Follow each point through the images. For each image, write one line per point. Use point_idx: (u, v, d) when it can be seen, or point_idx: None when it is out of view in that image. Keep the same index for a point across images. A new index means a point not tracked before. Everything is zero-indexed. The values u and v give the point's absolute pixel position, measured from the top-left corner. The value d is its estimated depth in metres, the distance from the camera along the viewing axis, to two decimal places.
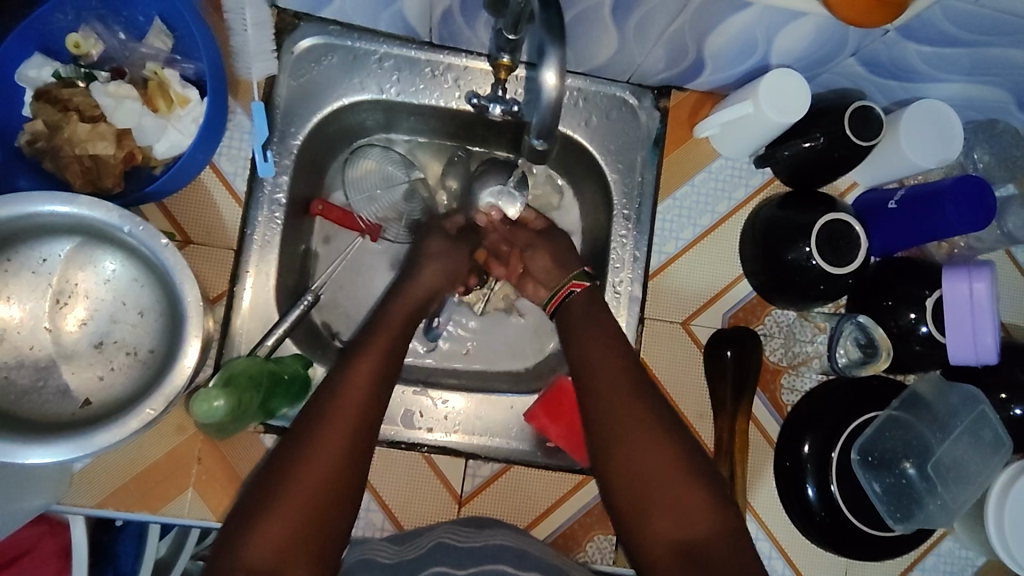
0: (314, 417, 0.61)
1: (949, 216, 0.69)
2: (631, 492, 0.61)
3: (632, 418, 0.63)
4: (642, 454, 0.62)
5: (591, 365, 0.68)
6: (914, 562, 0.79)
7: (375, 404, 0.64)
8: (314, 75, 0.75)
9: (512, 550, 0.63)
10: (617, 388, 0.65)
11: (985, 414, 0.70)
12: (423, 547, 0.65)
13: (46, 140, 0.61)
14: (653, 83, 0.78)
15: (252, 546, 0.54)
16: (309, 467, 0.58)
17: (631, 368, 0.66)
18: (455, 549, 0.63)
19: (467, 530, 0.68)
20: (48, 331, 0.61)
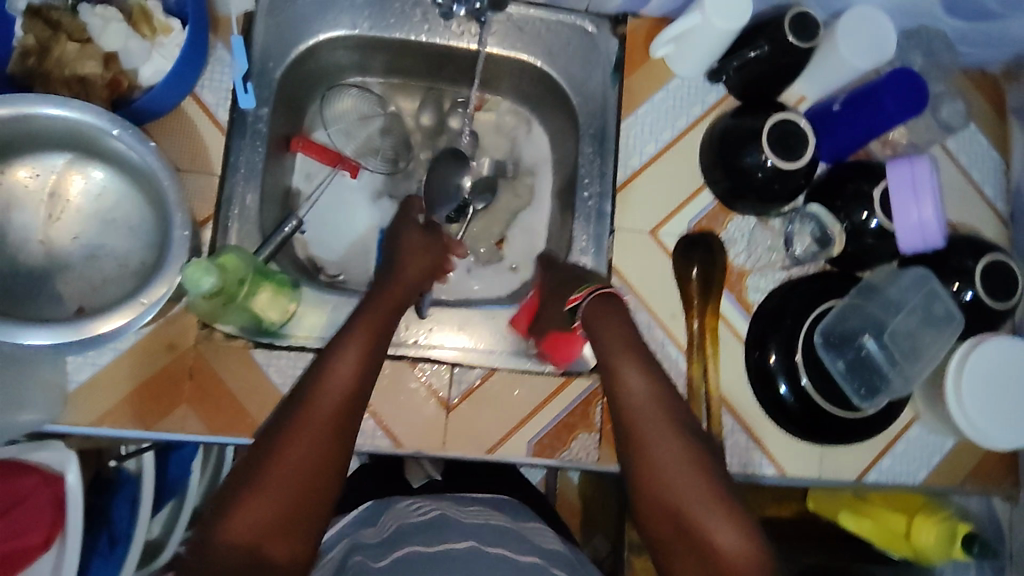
0: (306, 400, 0.60)
1: (888, 109, 0.74)
2: (659, 511, 0.59)
3: (659, 434, 0.61)
4: (671, 475, 0.59)
5: (619, 376, 0.65)
6: (884, 449, 0.83)
7: (364, 388, 0.62)
8: (289, 13, 0.78)
9: (509, 531, 0.68)
10: (642, 400, 0.63)
11: (935, 289, 0.74)
12: (426, 517, 0.70)
13: (36, 56, 0.65)
14: (610, 10, 0.83)
15: (229, 532, 0.52)
16: (304, 446, 0.57)
17: (660, 380, 0.65)
18: (460, 525, 0.68)
19: (462, 508, 0.73)
20: (41, 243, 0.64)
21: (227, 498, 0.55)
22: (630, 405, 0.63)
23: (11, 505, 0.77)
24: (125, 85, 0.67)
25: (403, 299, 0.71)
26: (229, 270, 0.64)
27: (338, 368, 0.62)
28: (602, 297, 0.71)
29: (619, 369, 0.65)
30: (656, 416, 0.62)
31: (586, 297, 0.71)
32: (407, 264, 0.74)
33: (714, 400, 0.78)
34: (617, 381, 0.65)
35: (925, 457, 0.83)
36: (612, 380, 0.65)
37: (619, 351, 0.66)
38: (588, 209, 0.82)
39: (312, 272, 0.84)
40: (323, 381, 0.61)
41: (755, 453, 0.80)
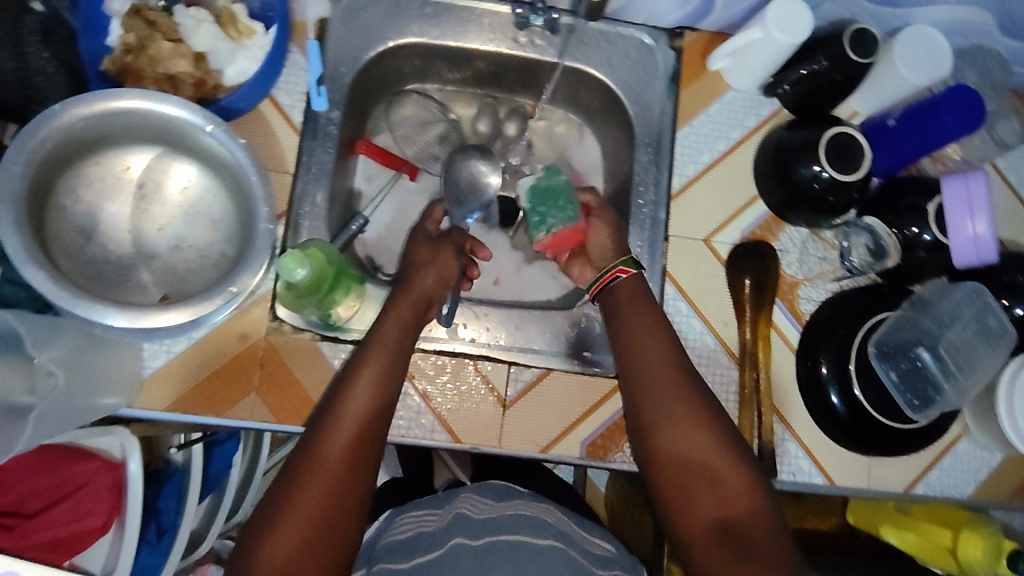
0: (322, 430, 0.63)
1: (946, 124, 0.75)
2: (680, 470, 0.63)
3: (680, 395, 0.65)
4: (691, 432, 0.64)
5: (640, 349, 0.68)
6: (932, 462, 0.83)
7: (379, 418, 0.65)
8: (361, 21, 0.81)
9: (527, 519, 0.68)
10: (661, 369, 0.67)
11: (989, 304, 0.75)
12: (444, 520, 0.70)
13: (134, 53, 0.67)
14: (669, 24, 0.86)
15: (262, 558, 0.57)
16: (325, 472, 0.61)
17: (677, 350, 0.69)
18: (474, 521, 0.68)
19: (487, 500, 0.72)
20: (129, 234, 0.66)
21: (259, 526, 0.59)
22: (650, 369, 0.67)
23: (69, 492, 0.80)
24: (211, 85, 0.70)
25: (410, 318, 0.71)
26: (315, 259, 0.65)
27: (351, 401, 0.65)
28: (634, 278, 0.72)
29: (642, 341, 0.69)
30: (679, 379, 0.66)
31: (619, 276, 0.72)
32: (426, 277, 0.73)
33: (765, 407, 0.79)
34: (636, 351, 0.69)
35: (972, 471, 0.83)
36: (629, 349, 0.69)
37: (640, 324, 0.70)
38: (643, 217, 0.84)
39: (371, 271, 0.87)
40: (337, 412, 0.64)
41: (804, 461, 0.81)
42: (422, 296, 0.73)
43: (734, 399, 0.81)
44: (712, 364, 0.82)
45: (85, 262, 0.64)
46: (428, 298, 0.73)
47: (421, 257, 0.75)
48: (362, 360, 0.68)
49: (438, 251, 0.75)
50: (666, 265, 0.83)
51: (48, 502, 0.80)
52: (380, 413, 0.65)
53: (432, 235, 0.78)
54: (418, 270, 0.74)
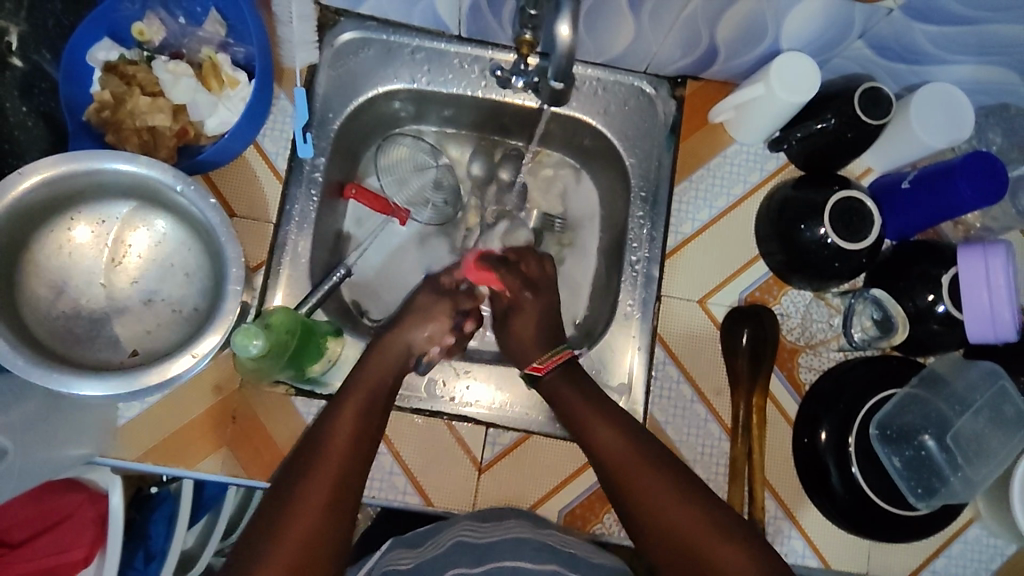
0: (309, 462, 0.59)
1: (962, 193, 0.69)
2: (670, 545, 0.58)
3: (640, 470, 0.62)
4: (665, 506, 0.59)
5: (590, 430, 0.66)
6: (939, 549, 0.77)
7: (360, 454, 0.61)
8: (351, 66, 0.80)
9: (530, 543, 0.64)
10: (617, 452, 0.64)
11: (1005, 389, 0.69)
12: (441, 547, 0.64)
13: (111, 108, 0.67)
14: (669, 73, 0.82)
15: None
16: (311, 507, 0.56)
17: (628, 428, 0.65)
18: (474, 546, 0.63)
19: (484, 523, 0.68)
20: (102, 287, 0.66)
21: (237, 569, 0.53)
22: (606, 450, 0.64)
23: (57, 520, 0.78)
24: (193, 134, 0.70)
25: (391, 366, 0.69)
26: (276, 326, 0.64)
27: (334, 434, 0.61)
28: (566, 365, 0.72)
29: (589, 427, 0.66)
30: (634, 456, 0.63)
31: (560, 362, 0.72)
32: (418, 327, 0.71)
33: (756, 482, 0.75)
34: (586, 436, 0.66)
35: (983, 561, 0.77)
36: (583, 436, 0.67)
37: (587, 410, 0.67)
38: (636, 274, 0.80)
39: (356, 316, 0.85)
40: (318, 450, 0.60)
41: (798, 542, 0.76)
42: (407, 344, 0.70)
43: (725, 470, 0.77)
44: (702, 434, 0.78)
45: (55, 320, 0.64)
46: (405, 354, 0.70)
47: (419, 307, 0.73)
48: (339, 408, 0.64)
49: (436, 303, 0.74)
50: (657, 326, 0.79)
51: (37, 530, 0.79)
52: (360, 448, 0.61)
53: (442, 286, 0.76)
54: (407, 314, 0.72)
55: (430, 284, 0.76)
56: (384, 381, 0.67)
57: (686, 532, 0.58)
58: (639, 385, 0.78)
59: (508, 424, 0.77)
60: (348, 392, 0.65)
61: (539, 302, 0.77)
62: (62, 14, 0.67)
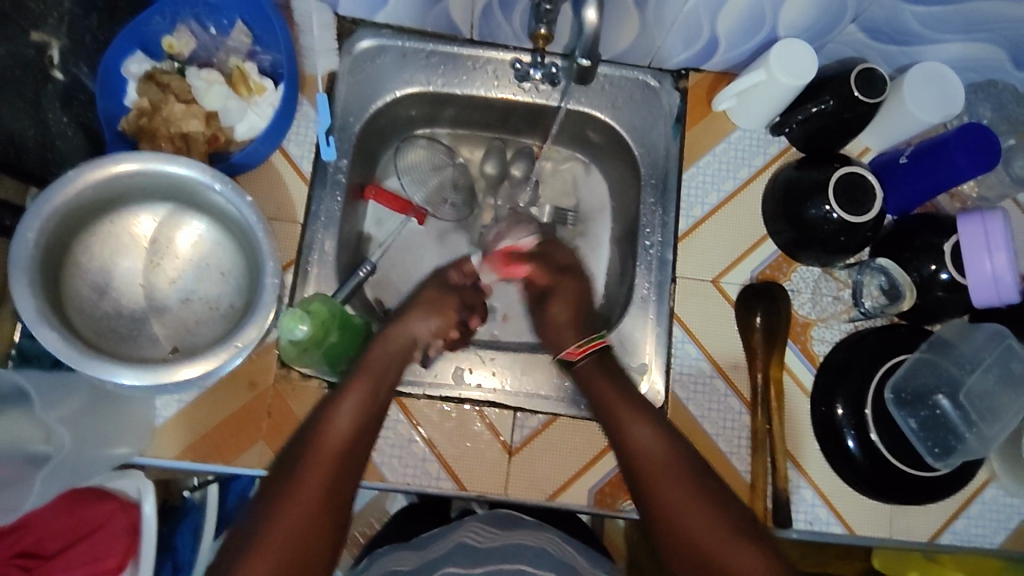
0: (306, 451, 0.61)
1: (958, 163, 0.73)
2: (683, 548, 0.59)
3: (665, 469, 0.62)
4: (683, 510, 0.60)
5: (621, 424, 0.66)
6: (959, 510, 0.79)
7: (359, 446, 0.63)
8: (369, 72, 0.83)
9: (531, 549, 0.67)
10: (649, 452, 0.64)
11: (1012, 347, 0.73)
12: (445, 547, 0.68)
13: (148, 116, 0.71)
14: (672, 66, 0.86)
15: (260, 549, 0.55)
16: (301, 503, 0.58)
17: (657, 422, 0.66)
18: (475, 550, 0.66)
19: (489, 530, 0.71)
20: (143, 287, 0.69)
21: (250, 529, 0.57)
22: (635, 447, 0.64)
23: (87, 532, 0.77)
24: (223, 141, 0.73)
25: (397, 357, 0.71)
26: (318, 314, 0.67)
27: (335, 420, 0.63)
28: (600, 353, 0.73)
29: (620, 419, 0.67)
30: (660, 452, 0.63)
31: (593, 350, 0.73)
32: (424, 319, 0.74)
33: (778, 453, 0.77)
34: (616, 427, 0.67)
35: (1001, 521, 0.80)
36: (612, 424, 0.67)
37: (621, 406, 0.67)
38: (650, 258, 0.84)
39: (379, 313, 0.87)
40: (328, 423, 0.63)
41: (821, 509, 0.78)
42: (413, 336, 0.73)
43: (746, 443, 0.79)
44: (722, 408, 0.80)
45: (99, 318, 0.66)
46: (409, 343, 0.72)
47: (427, 302, 0.76)
48: (344, 389, 0.65)
49: (444, 299, 0.77)
50: (673, 307, 0.82)
51: (63, 544, 0.77)
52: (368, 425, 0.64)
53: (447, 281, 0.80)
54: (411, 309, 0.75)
55: (437, 279, 0.80)
56: (387, 373, 0.69)
57: (699, 537, 0.59)
58: (658, 367, 0.81)
59: (534, 408, 0.79)
60: (352, 380, 0.66)
61: (562, 305, 0.79)
62: (97, 29, 0.70)
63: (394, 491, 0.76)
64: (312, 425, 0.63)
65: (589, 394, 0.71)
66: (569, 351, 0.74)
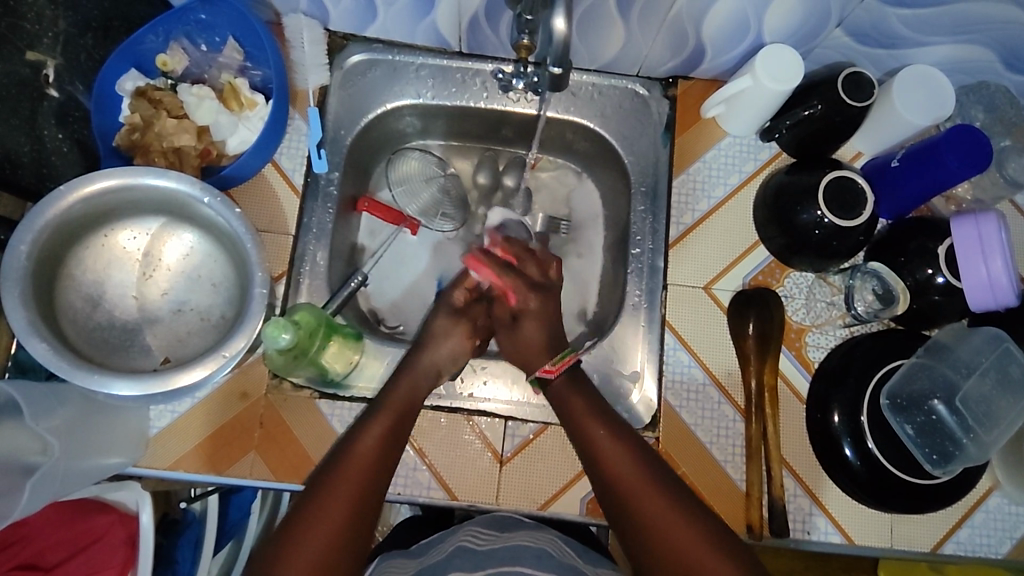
0: (333, 473, 0.62)
1: (950, 166, 0.72)
2: (665, 561, 0.58)
3: (639, 485, 0.62)
4: (664, 521, 0.59)
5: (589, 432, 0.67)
6: (961, 519, 0.77)
7: (379, 475, 0.63)
8: (359, 86, 0.85)
9: (531, 550, 0.66)
10: (625, 471, 0.64)
11: (1009, 351, 0.71)
12: (445, 551, 0.68)
13: (141, 131, 0.73)
14: (660, 74, 0.86)
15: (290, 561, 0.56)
16: (325, 525, 0.58)
17: (631, 441, 0.66)
18: (475, 553, 0.66)
19: (489, 533, 0.70)
20: (135, 299, 0.70)
21: (275, 542, 0.58)
22: (611, 463, 0.65)
23: (86, 544, 0.77)
24: (215, 154, 0.75)
25: (424, 380, 0.73)
26: (305, 324, 0.69)
27: (361, 442, 0.65)
28: (571, 370, 0.73)
29: (590, 433, 0.67)
30: (633, 466, 0.64)
31: (567, 367, 0.73)
32: (437, 347, 0.76)
33: (774, 460, 0.76)
34: (587, 443, 0.67)
35: (1007, 529, 0.77)
36: (581, 441, 0.68)
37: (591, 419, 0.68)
38: (641, 266, 0.83)
39: (373, 324, 0.88)
40: (353, 444, 0.65)
41: (820, 519, 0.77)
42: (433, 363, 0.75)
43: (741, 451, 0.78)
44: (716, 416, 0.79)
45: (92, 331, 0.68)
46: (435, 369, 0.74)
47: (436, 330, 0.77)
48: (374, 415, 0.68)
49: (455, 326, 0.78)
50: (665, 314, 0.82)
51: (64, 555, 0.77)
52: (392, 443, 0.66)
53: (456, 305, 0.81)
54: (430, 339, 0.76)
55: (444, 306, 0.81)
56: (411, 403, 0.71)
57: (676, 543, 0.58)
58: (651, 373, 0.80)
59: (525, 416, 0.79)
60: (379, 408, 0.69)
61: (532, 325, 0.77)
62: (92, 49, 0.72)
63: (387, 501, 0.76)
64: (343, 444, 0.65)
65: (562, 414, 0.71)
66: (544, 370, 0.74)
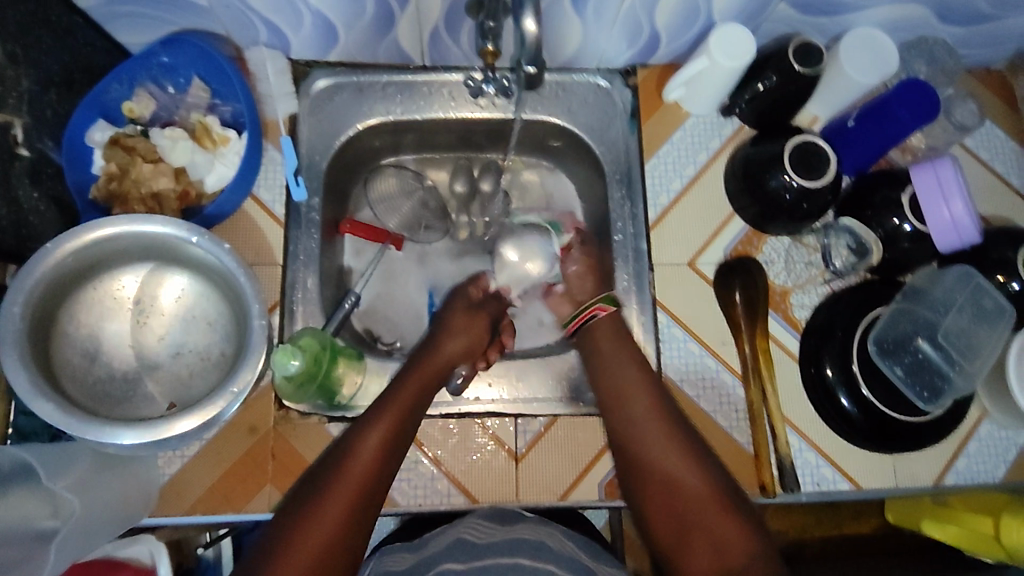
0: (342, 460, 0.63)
1: (903, 119, 0.77)
2: (672, 506, 0.63)
3: (663, 440, 0.67)
4: (678, 473, 0.64)
5: (625, 388, 0.72)
6: (958, 450, 0.81)
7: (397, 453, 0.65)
8: (328, 111, 0.85)
9: (529, 543, 0.64)
10: (655, 431, 0.68)
11: (981, 285, 0.75)
12: (442, 544, 0.67)
13: (118, 179, 0.74)
14: (620, 65, 0.89)
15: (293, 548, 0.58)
16: (332, 510, 0.60)
17: (664, 404, 0.70)
18: (474, 546, 0.64)
19: (489, 526, 0.69)
20: (132, 348, 0.70)
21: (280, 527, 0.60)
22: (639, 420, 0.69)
23: None
24: (195, 195, 0.75)
25: (434, 367, 0.74)
26: (309, 348, 0.70)
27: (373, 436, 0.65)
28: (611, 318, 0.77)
29: (627, 394, 0.71)
30: (660, 429, 0.67)
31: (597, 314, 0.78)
32: (446, 342, 0.77)
33: (776, 419, 0.79)
34: (624, 411, 0.70)
35: (1001, 454, 0.81)
36: (618, 396, 0.72)
37: (624, 373, 0.73)
38: (625, 251, 0.86)
39: (371, 343, 0.89)
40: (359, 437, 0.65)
41: (827, 469, 0.80)
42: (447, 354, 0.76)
43: (744, 415, 0.81)
44: (715, 384, 0.82)
45: (92, 384, 0.67)
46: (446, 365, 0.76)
47: (444, 325, 0.79)
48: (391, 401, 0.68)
49: (472, 322, 0.80)
50: (655, 293, 0.84)
51: None
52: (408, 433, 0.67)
53: (472, 296, 0.84)
54: (443, 339, 0.77)
55: (461, 299, 0.83)
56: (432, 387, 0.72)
57: (689, 495, 0.63)
58: (649, 354, 0.82)
59: (534, 412, 0.81)
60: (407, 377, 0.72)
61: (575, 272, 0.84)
62: (57, 104, 0.72)
63: (408, 515, 0.77)
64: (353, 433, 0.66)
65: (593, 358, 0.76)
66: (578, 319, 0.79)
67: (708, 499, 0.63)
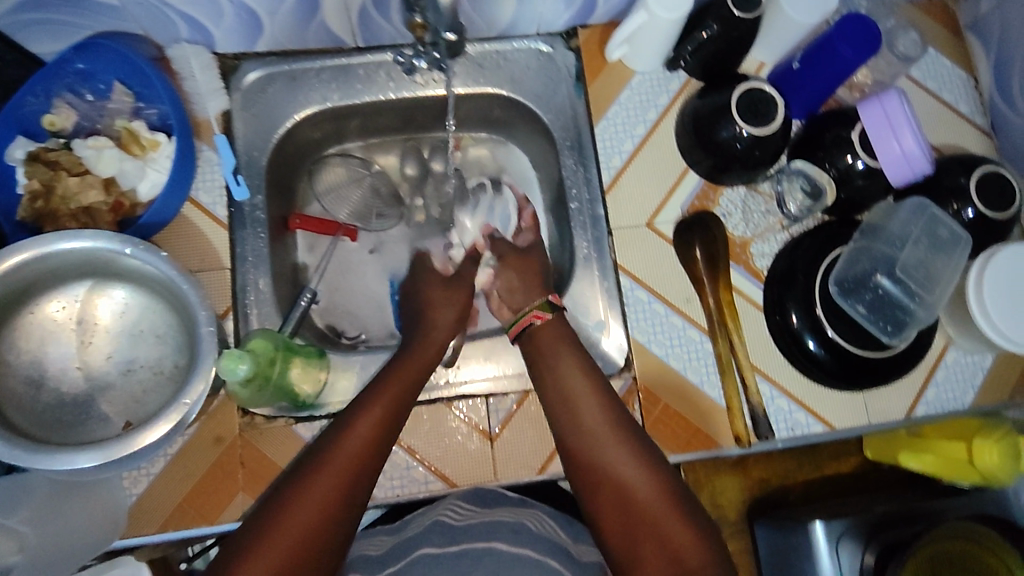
0: (305, 472, 0.59)
1: (846, 55, 0.75)
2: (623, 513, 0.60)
3: (614, 445, 0.64)
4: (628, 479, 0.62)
5: (571, 397, 0.69)
6: (925, 381, 0.82)
7: (373, 460, 0.62)
8: (262, 103, 0.82)
9: (506, 525, 0.64)
10: (605, 432, 0.65)
11: (936, 215, 0.75)
12: (421, 526, 0.67)
13: (43, 198, 0.71)
14: (560, 28, 0.87)
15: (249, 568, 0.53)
16: (292, 527, 0.56)
17: (613, 407, 0.68)
18: (450, 527, 0.64)
19: (468, 509, 0.68)
20: (80, 370, 0.68)
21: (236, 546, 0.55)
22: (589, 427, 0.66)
23: None
24: (128, 205, 0.73)
25: (432, 343, 0.75)
26: (260, 351, 0.68)
27: (348, 441, 0.61)
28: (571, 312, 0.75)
29: (576, 401, 0.68)
30: (611, 433, 0.65)
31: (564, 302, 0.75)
32: (435, 315, 0.78)
33: (745, 369, 0.80)
34: (570, 415, 0.68)
35: (969, 379, 0.82)
36: (565, 406, 0.69)
37: (575, 380, 0.70)
38: (582, 217, 0.85)
39: (334, 339, 0.87)
40: (329, 445, 0.61)
41: (800, 414, 0.80)
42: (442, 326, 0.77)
43: (714, 370, 0.80)
44: (684, 343, 0.81)
45: (42, 411, 0.65)
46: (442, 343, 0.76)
47: (432, 301, 0.80)
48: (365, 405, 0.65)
49: (455, 291, 0.81)
50: (616, 258, 0.83)
51: None
52: (384, 437, 0.63)
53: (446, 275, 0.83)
54: (431, 311, 0.78)
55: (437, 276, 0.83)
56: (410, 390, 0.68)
57: (642, 500, 0.60)
58: (614, 318, 0.82)
59: (505, 390, 0.80)
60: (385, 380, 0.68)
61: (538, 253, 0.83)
62: None
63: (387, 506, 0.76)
64: (324, 442, 0.62)
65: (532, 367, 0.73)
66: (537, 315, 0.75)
67: (659, 502, 0.60)
